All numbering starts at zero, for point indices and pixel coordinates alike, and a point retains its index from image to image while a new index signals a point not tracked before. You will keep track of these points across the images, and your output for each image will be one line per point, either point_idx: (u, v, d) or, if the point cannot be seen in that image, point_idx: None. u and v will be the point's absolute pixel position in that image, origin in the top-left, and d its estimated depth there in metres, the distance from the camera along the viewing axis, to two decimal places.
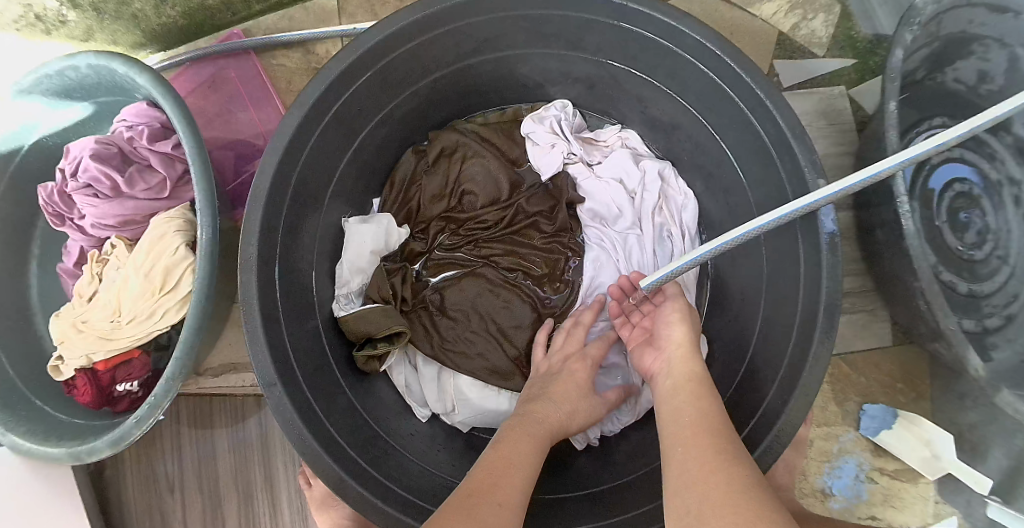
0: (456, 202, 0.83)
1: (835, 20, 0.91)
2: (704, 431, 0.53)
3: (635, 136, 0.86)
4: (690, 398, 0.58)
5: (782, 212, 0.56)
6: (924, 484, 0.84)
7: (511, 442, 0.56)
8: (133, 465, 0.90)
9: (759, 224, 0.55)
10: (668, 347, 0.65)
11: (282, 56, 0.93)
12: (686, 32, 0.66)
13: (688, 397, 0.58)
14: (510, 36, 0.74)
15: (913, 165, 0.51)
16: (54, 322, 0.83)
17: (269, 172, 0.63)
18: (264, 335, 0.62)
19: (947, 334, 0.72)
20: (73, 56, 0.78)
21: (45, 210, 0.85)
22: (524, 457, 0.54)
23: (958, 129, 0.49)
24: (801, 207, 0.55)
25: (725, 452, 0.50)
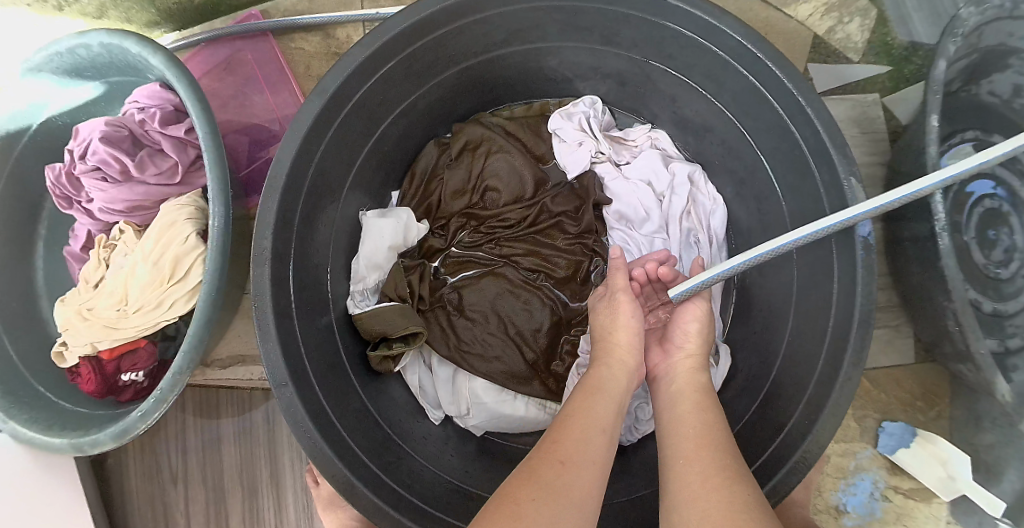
0: (478, 198, 0.81)
1: (872, 25, 0.88)
2: (706, 442, 0.51)
3: (665, 137, 0.83)
4: (691, 408, 0.55)
5: (819, 226, 0.55)
6: (938, 504, 0.82)
7: (577, 398, 0.55)
8: (137, 454, 0.89)
9: (795, 238, 0.55)
10: (676, 354, 0.63)
11: (300, 40, 0.90)
12: (726, 32, 0.63)
13: (690, 405, 0.56)
14: (541, 27, 0.71)
15: (952, 183, 0.52)
16: (59, 308, 0.81)
17: (286, 162, 0.60)
18: (276, 332, 0.60)
19: (976, 357, 0.71)
20: (85, 33, 0.75)
21: (52, 192, 0.83)
22: (593, 412, 0.52)
23: (1003, 145, 0.50)
24: (840, 221, 0.54)
25: (726, 470, 0.48)
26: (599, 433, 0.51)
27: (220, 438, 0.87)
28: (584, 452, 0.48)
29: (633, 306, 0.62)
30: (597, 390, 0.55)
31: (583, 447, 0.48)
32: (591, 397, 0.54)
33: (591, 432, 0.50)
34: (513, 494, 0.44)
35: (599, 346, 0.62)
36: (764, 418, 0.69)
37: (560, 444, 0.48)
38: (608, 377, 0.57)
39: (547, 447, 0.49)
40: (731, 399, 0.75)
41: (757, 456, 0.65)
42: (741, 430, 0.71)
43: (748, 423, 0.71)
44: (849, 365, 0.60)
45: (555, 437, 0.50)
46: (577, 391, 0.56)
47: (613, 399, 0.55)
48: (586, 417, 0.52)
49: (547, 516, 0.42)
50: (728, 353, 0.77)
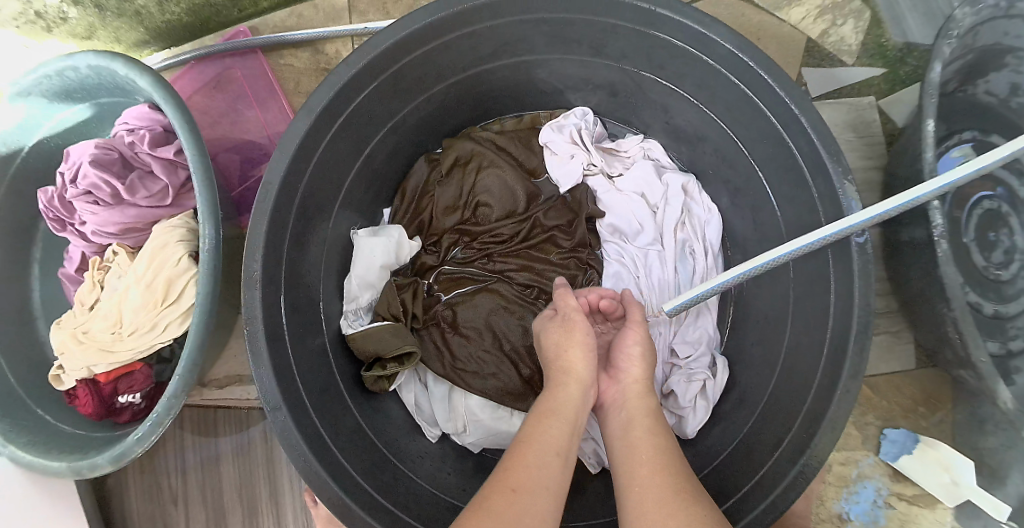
0: (470, 214, 0.80)
1: (865, 27, 0.87)
2: (664, 468, 0.48)
3: (658, 148, 0.82)
4: (648, 432, 0.52)
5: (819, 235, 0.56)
6: (942, 510, 0.81)
7: (531, 420, 0.52)
8: (137, 474, 0.89)
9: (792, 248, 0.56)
10: (625, 379, 0.58)
11: (290, 56, 0.89)
12: (718, 41, 0.62)
13: (646, 429, 0.53)
14: (530, 40, 0.70)
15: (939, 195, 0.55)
16: (54, 331, 0.81)
17: (275, 184, 0.60)
18: (269, 356, 0.59)
19: (977, 364, 0.70)
20: (72, 56, 0.75)
21: (45, 215, 0.83)
22: (547, 436, 0.50)
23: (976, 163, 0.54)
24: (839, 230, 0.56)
25: (681, 494, 0.46)
26: (554, 457, 0.48)
27: (218, 455, 0.87)
28: (538, 479, 0.46)
29: (587, 325, 0.60)
30: (553, 412, 0.52)
31: (539, 474, 0.46)
32: (545, 420, 0.51)
33: (547, 457, 0.48)
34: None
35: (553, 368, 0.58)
36: (765, 429, 0.68)
37: (515, 475, 0.46)
38: (562, 400, 0.53)
39: (499, 479, 0.46)
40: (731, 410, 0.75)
41: (756, 470, 0.64)
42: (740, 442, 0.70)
43: (746, 435, 0.70)
44: (846, 377, 0.59)
45: (507, 465, 0.47)
46: (533, 412, 0.53)
47: (568, 422, 0.52)
48: (541, 441, 0.49)
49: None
50: (726, 367, 0.76)
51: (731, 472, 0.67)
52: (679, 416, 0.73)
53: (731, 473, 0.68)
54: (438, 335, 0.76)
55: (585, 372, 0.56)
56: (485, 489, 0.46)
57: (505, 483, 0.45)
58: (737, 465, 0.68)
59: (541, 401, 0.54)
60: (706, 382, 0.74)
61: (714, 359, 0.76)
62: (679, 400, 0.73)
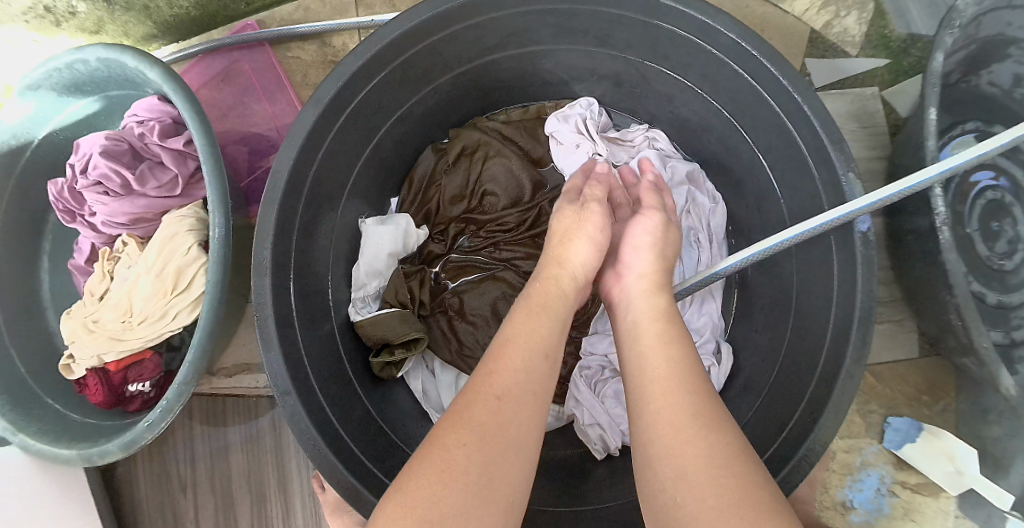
0: (477, 203, 0.81)
1: (869, 18, 0.87)
2: (675, 378, 0.46)
3: (662, 137, 0.83)
4: (655, 342, 0.50)
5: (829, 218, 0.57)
6: (945, 498, 0.82)
7: (516, 322, 0.51)
8: (146, 463, 0.90)
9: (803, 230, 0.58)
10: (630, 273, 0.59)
11: (297, 49, 0.90)
12: (721, 31, 0.63)
13: (648, 337, 0.51)
14: (535, 31, 0.71)
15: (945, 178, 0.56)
16: (65, 321, 0.82)
17: (284, 173, 0.60)
18: (279, 342, 0.60)
19: (979, 351, 0.70)
20: (82, 48, 0.76)
21: (56, 206, 0.84)
22: (532, 340, 0.49)
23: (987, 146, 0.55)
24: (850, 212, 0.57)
25: (699, 411, 0.43)
26: (542, 359, 0.47)
27: (227, 445, 0.88)
28: (526, 384, 0.45)
29: (601, 218, 0.62)
30: (541, 315, 0.51)
31: (527, 378, 0.45)
32: (533, 322, 0.50)
33: (531, 361, 0.47)
34: (448, 431, 0.42)
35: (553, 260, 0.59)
36: (770, 415, 0.68)
37: (499, 376, 0.45)
38: (554, 301, 0.53)
39: (481, 377, 0.45)
40: (735, 397, 0.75)
41: (760, 456, 0.65)
42: (745, 428, 0.71)
43: (751, 421, 0.70)
44: (849, 361, 0.59)
45: (491, 364, 0.46)
46: (521, 313, 0.52)
47: (555, 318, 0.52)
48: (529, 342, 0.48)
49: (478, 464, 0.40)
50: (730, 353, 0.78)
51: None
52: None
53: None
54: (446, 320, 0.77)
55: (580, 271, 0.58)
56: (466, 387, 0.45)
57: (487, 381, 0.45)
58: None
59: (528, 302, 0.53)
60: (710, 368, 0.75)
61: (719, 346, 0.77)
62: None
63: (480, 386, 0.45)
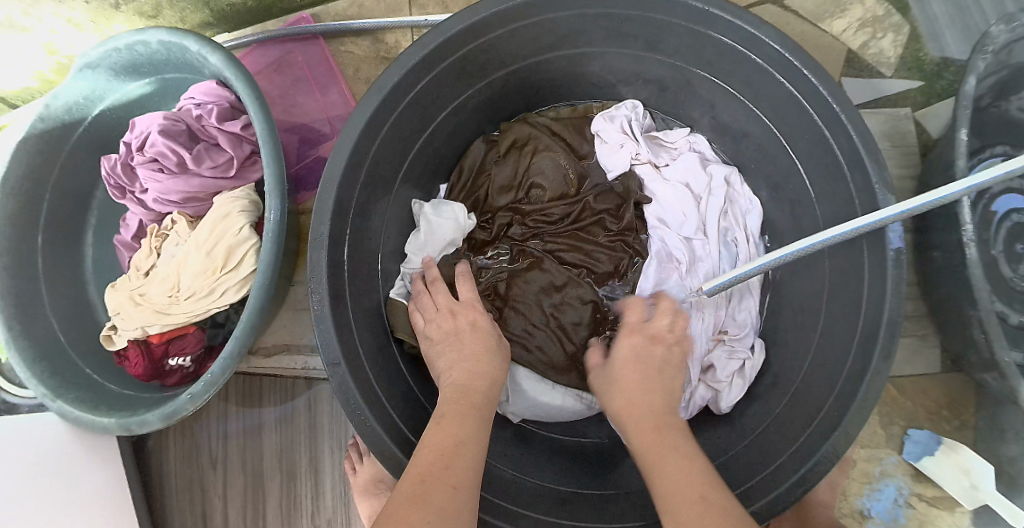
0: (523, 194, 0.83)
1: (904, 40, 0.90)
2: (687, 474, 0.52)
3: (703, 142, 0.86)
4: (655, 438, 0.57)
5: (852, 226, 0.60)
6: (961, 514, 0.83)
7: (444, 418, 0.55)
8: (176, 440, 0.93)
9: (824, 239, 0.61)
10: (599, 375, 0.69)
11: (350, 44, 0.93)
12: (765, 41, 0.65)
13: (650, 440, 0.57)
14: (588, 33, 0.74)
15: (977, 192, 0.57)
16: (109, 294, 0.85)
17: (343, 155, 0.63)
18: (331, 315, 0.62)
19: (1002, 364, 0.72)
20: (145, 30, 0.78)
21: (108, 182, 0.87)
22: (464, 435, 0.53)
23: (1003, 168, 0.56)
24: (875, 221, 0.59)
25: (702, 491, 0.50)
26: (475, 445, 0.52)
27: (261, 424, 0.90)
28: (461, 476, 0.49)
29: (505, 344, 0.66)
30: (466, 414, 0.55)
31: (469, 468, 0.50)
32: (461, 416, 0.55)
33: (469, 454, 0.51)
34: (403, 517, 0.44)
35: (461, 359, 0.62)
36: (796, 411, 0.70)
37: (443, 469, 0.49)
38: (479, 397, 0.58)
39: (423, 468, 0.49)
40: (762, 394, 0.77)
41: (785, 450, 0.67)
42: (771, 423, 0.72)
43: (777, 418, 0.72)
44: (877, 358, 0.61)
45: (431, 457, 0.50)
46: (444, 412, 0.56)
47: (480, 409, 0.57)
48: (469, 425, 0.54)
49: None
50: (763, 348, 0.79)
51: (760, 455, 0.70)
52: (716, 391, 0.77)
53: (760, 455, 0.70)
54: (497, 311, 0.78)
55: (490, 380, 0.61)
56: (409, 478, 0.48)
57: (431, 473, 0.48)
58: (767, 447, 0.70)
59: (450, 402, 0.57)
60: (745, 362, 0.77)
61: (751, 341, 0.79)
62: (716, 374, 0.77)
63: (426, 477, 0.48)
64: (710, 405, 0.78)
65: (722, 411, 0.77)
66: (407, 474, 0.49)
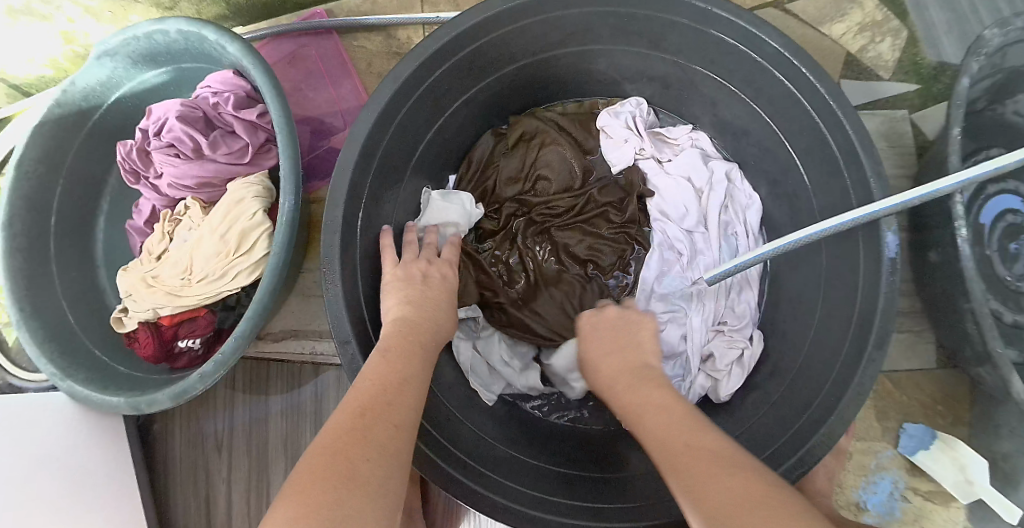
0: (530, 186, 0.86)
1: (902, 45, 0.93)
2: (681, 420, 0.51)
3: (705, 138, 0.88)
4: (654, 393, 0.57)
5: (839, 221, 0.61)
6: (956, 508, 0.85)
7: (389, 353, 0.56)
8: (181, 424, 0.94)
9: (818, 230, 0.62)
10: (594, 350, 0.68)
11: (363, 38, 0.95)
12: (766, 40, 0.68)
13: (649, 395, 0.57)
14: (595, 30, 0.76)
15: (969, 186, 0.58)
16: (122, 276, 0.87)
17: (357, 140, 0.65)
18: (342, 294, 0.64)
19: (994, 357, 0.74)
20: (164, 20, 0.81)
21: (123, 167, 0.89)
22: (406, 373, 0.54)
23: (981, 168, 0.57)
24: (858, 217, 0.61)
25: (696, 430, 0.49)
26: (416, 385, 0.54)
27: (267, 412, 0.91)
28: (399, 410, 0.50)
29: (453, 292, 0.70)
30: (411, 351, 0.57)
31: (409, 404, 0.51)
32: (408, 355, 0.56)
33: (412, 388, 0.53)
34: (342, 445, 0.44)
35: (416, 299, 0.64)
36: (792, 398, 0.72)
37: (384, 402, 0.50)
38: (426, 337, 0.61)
39: (364, 399, 0.50)
40: (760, 383, 0.78)
41: (782, 436, 0.68)
42: (769, 410, 0.74)
43: (774, 405, 0.74)
44: (872, 345, 0.63)
45: (371, 390, 0.51)
46: (392, 346, 0.57)
47: (426, 349, 0.59)
48: (413, 365, 0.56)
49: (383, 476, 0.44)
50: (762, 340, 0.81)
51: (757, 441, 0.71)
52: (715, 380, 0.78)
53: (757, 441, 0.71)
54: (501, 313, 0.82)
55: (441, 319, 0.65)
56: (351, 409, 0.48)
57: (375, 407, 0.49)
58: (764, 433, 0.72)
59: (399, 335, 0.59)
60: (743, 350, 0.79)
61: (750, 332, 0.81)
62: (716, 363, 0.78)
63: (369, 410, 0.48)
64: (708, 394, 0.79)
65: (723, 401, 0.78)
66: (347, 403, 0.49)
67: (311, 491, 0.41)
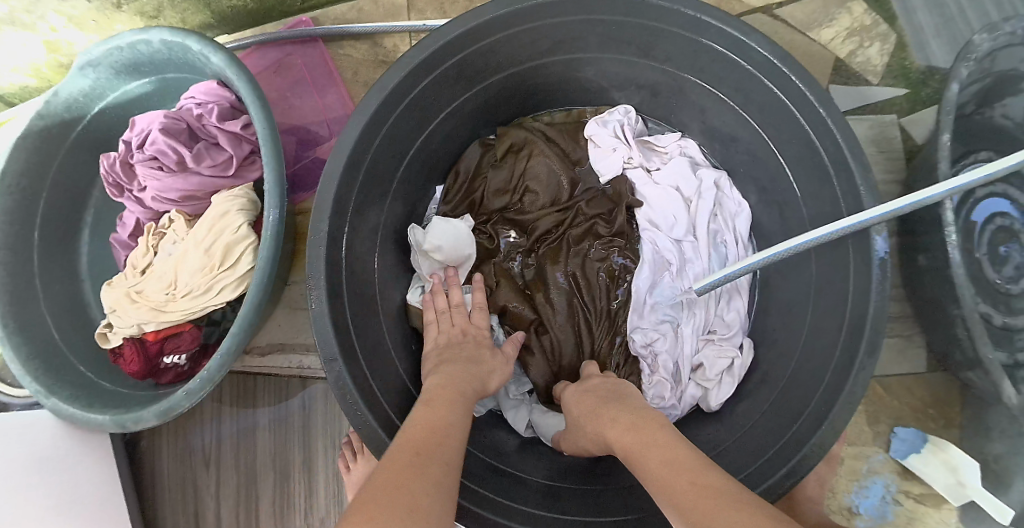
0: (518, 198, 0.85)
1: (890, 49, 0.93)
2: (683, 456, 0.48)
3: (693, 145, 0.87)
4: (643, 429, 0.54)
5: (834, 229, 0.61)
6: (947, 511, 0.85)
7: (432, 403, 0.57)
8: (169, 439, 0.93)
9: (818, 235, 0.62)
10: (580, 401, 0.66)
11: (349, 47, 0.94)
12: (755, 48, 0.67)
13: (635, 434, 0.54)
14: (584, 38, 0.76)
15: (958, 193, 0.59)
16: (106, 291, 0.85)
17: (342, 154, 0.64)
18: (329, 310, 0.63)
19: (984, 362, 0.74)
20: (146, 30, 0.79)
21: (105, 179, 0.87)
22: (451, 418, 0.54)
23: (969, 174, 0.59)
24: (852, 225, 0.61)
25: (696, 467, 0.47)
26: (463, 426, 0.54)
27: (256, 426, 0.90)
28: (447, 449, 0.49)
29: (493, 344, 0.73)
30: (452, 398, 0.58)
31: (457, 443, 0.51)
32: (449, 402, 0.57)
33: (456, 431, 0.53)
34: (392, 476, 0.44)
35: (462, 357, 0.67)
36: (783, 406, 0.72)
37: (434, 444, 0.49)
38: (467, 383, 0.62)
39: (415, 441, 0.49)
40: (751, 392, 0.78)
41: (774, 445, 0.68)
42: (760, 419, 0.74)
43: (765, 414, 0.74)
44: (863, 355, 0.63)
45: (420, 434, 0.51)
46: (433, 397, 0.58)
47: (468, 397, 0.60)
48: (457, 408, 0.56)
49: (440, 505, 0.42)
50: (751, 348, 0.81)
51: (749, 450, 0.71)
52: (705, 389, 0.78)
53: (748, 451, 0.71)
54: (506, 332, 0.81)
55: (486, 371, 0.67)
56: (401, 450, 0.48)
57: (426, 447, 0.49)
58: (757, 441, 0.71)
59: (441, 386, 0.60)
60: (734, 358, 0.78)
61: (739, 341, 0.81)
62: (706, 373, 0.78)
63: (418, 449, 0.48)
64: (699, 403, 0.79)
65: (714, 410, 0.78)
66: (398, 445, 0.49)
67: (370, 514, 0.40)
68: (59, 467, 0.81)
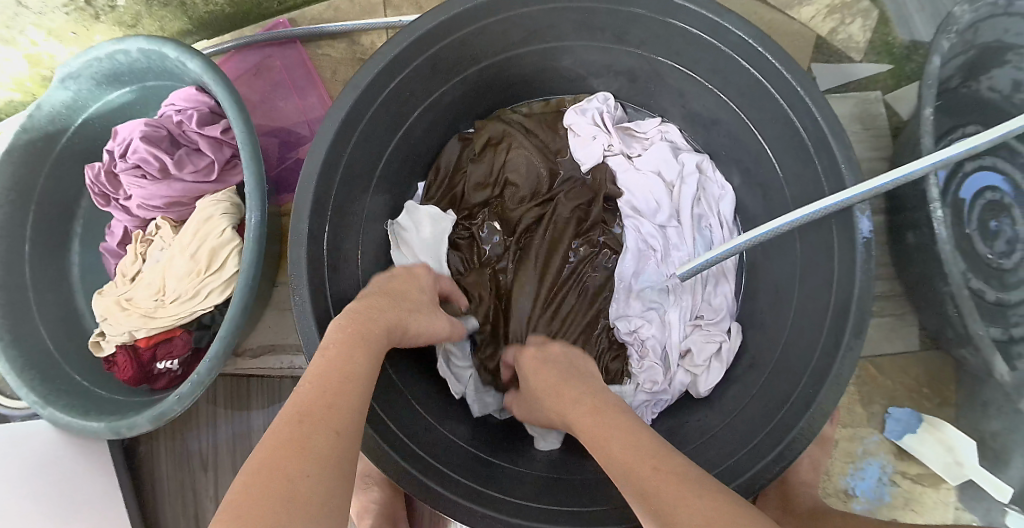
0: (499, 191, 0.85)
1: (873, 25, 0.92)
2: (635, 439, 0.51)
3: (675, 130, 0.87)
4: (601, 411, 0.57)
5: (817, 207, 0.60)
6: (946, 490, 0.85)
7: (330, 350, 0.52)
8: (167, 443, 0.94)
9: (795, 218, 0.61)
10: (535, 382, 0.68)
11: (327, 46, 0.94)
12: (729, 29, 0.66)
13: (591, 415, 0.57)
14: (557, 27, 0.75)
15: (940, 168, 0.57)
16: (98, 299, 0.86)
17: (318, 153, 0.64)
18: (311, 309, 0.63)
19: (975, 338, 0.73)
20: (124, 39, 0.79)
21: (91, 190, 0.88)
22: (351, 371, 0.50)
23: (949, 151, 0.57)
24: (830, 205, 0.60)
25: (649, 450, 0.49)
26: (361, 379, 0.51)
27: (251, 428, 0.91)
28: (340, 411, 0.46)
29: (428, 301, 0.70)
30: (352, 346, 0.53)
31: (350, 402, 0.48)
32: (349, 348, 0.53)
33: (355, 392, 0.49)
34: (274, 460, 0.41)
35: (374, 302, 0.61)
36: (772, 389, 0.71)
37: (326, 405, 0.46)
38: (371, 328, 0.56)
39: (305, 405, 0.46)
40: (740, 377, 0.78)
41: (764, 428, 0.68)
42: (749, 403, 0.73)
43: (754, 398, 0.73)
44: (848, 335, 0.62)
45: (310, 394, 0.47)
46: (331, 343, 0.53)
47: (372, 341, 0.55)
48: (357, 355, 0.52)
49: (326, 491, 0.41)
50: (739, 331, 0.81)
51: (739, 434, 0.71)
52: (694, 375, 0.78)
53: (737, 435, 0.71)
54: (487, 326, 0.81)
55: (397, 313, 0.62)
56: (285, 416, 0.45)
57: (313, 411, 0.45)
58: (746, 425, 0.71)
59: (342, 332, 0.54)
60: (722, 343, 0.78)
61: (727, 324, 0.80)
62: (694, 359, 0.78)
63: (307, 414, 0.45)
64: (688, 390, 0.79)
65: (703, 395, 0.78)
66: (285, 408, 0.46)
67: (248, 517, 0.38)
68: (58, 476, 0.82)
